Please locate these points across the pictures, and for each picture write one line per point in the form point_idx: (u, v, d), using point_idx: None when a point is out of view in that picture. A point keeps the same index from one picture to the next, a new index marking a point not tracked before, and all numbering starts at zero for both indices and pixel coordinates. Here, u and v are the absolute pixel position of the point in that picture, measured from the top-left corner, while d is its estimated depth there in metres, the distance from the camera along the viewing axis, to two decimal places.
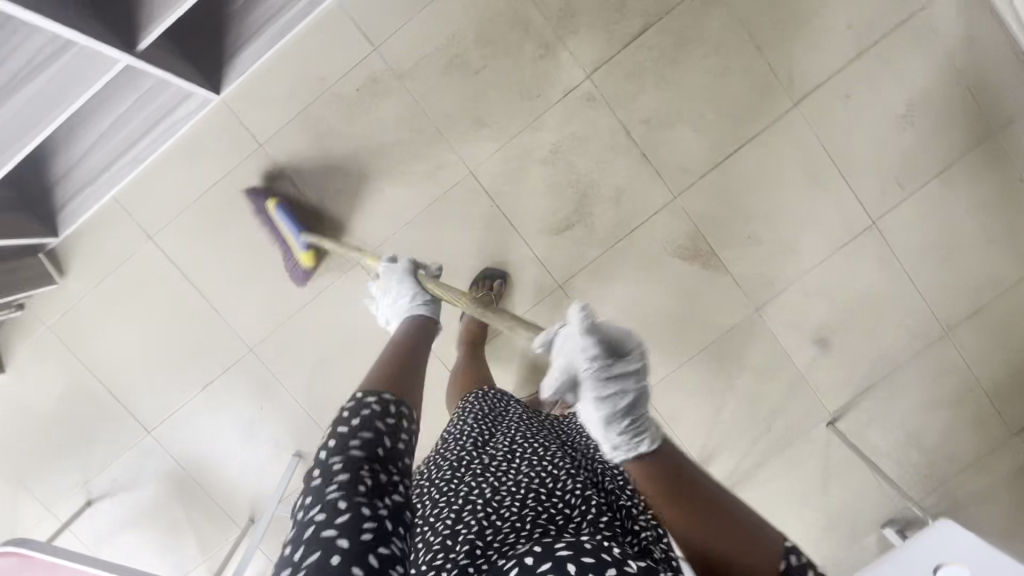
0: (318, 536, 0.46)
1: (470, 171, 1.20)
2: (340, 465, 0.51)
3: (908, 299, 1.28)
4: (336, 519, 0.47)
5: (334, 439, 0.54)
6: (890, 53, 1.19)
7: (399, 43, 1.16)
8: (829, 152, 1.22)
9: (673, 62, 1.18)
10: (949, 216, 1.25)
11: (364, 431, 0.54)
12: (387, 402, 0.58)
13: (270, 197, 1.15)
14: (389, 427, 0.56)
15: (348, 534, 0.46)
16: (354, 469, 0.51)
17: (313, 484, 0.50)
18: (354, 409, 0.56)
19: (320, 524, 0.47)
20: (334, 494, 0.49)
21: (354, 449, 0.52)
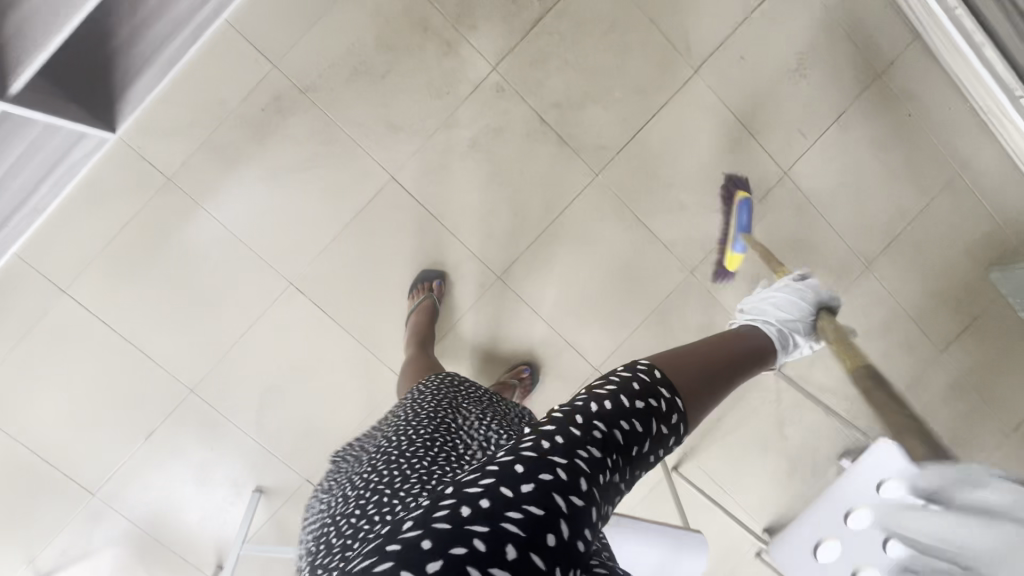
0: (548, 490, 0.43)
1: (392, 176, 1.20)
2: (601, 438, 0.48)
3: (829, 241, 1.35)
4: (575, 490, 0.44)
5: (611, 401, 0.51)
6: (775, 11, 1.25)
7: (298, 57, 1.14)
8: (735, 112, 1.27)
9: (575, 44, 1.21)
10: (852, 157, 1.33)
11: (637, 422, 0.51)
12: (672, 408, 0.55)
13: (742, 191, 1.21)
14: (653, 433, 0.53)
15: (570, 519, 0.43)
16: (609, 453, 0.48)
17: (571, 432, 0.47)
18: (627, 386, 0.53)
19: (551, 475, 0.44)
20: (580, 459, 0.46)
21: (620, 433, 0.49)
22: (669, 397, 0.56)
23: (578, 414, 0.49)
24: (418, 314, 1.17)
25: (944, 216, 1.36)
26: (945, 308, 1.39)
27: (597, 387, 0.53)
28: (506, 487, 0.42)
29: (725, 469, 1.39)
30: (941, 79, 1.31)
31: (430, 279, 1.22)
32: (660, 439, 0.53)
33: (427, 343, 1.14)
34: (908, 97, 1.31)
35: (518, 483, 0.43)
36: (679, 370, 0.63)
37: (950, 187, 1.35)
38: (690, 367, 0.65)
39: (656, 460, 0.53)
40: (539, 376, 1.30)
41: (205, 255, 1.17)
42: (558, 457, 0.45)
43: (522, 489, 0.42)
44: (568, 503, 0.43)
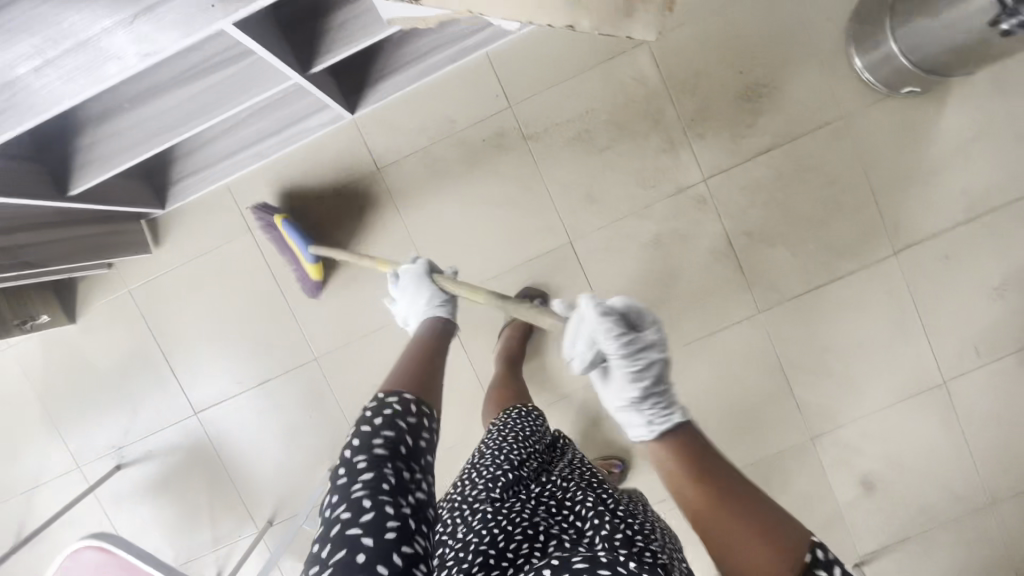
0: (342, 535, 0.52)
1: (570, 241, 1.23)
2: (365, 465, 0.57)
3: (962, 463, 1.28)
4: (361, 519, 0.53)
5: (358, 438, 0.60)
6: (997, 225, 1.22)
7: (534, 106, 1.19)
8: (918, 305, 1.24)
9: (788, 186, 1.21)
10: (1019, 392, 1.26)
11: (386, 430, 0.60)
12: (409, 403, 0.64)
13: (280, 214, 1.13)
14: (410, 425, 0.63)
15: (372, 534, 0.52)
16: (377, 466, 0.57)
17: (341, 484, 0.56)
18: (376, 407, 0.63)
19: (339, 523, 0.53)
20: (355, 493, 0.55)
21: (378, 448, 0.58)
22: (403, 397, 0.65)
23: (341, 467, 0.58)
24: (510, 326, 1.23)
25: None
26: None
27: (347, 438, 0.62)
28: (313, 567, 0.51)
29: None
30: None
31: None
32: (410, 427, 0.63)
33: (513, 356, 1.18)
34: None
35: (320, 555, 0.51)
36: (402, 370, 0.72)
37: None
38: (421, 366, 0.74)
39: (421, 441, 0.63)
40: (626, 474, 1.30)
41: (380, 247, 1.24)
42: (343, 512, 0.53)
43: (334, 553, 0.51)
44: (360, 527, 0.52)
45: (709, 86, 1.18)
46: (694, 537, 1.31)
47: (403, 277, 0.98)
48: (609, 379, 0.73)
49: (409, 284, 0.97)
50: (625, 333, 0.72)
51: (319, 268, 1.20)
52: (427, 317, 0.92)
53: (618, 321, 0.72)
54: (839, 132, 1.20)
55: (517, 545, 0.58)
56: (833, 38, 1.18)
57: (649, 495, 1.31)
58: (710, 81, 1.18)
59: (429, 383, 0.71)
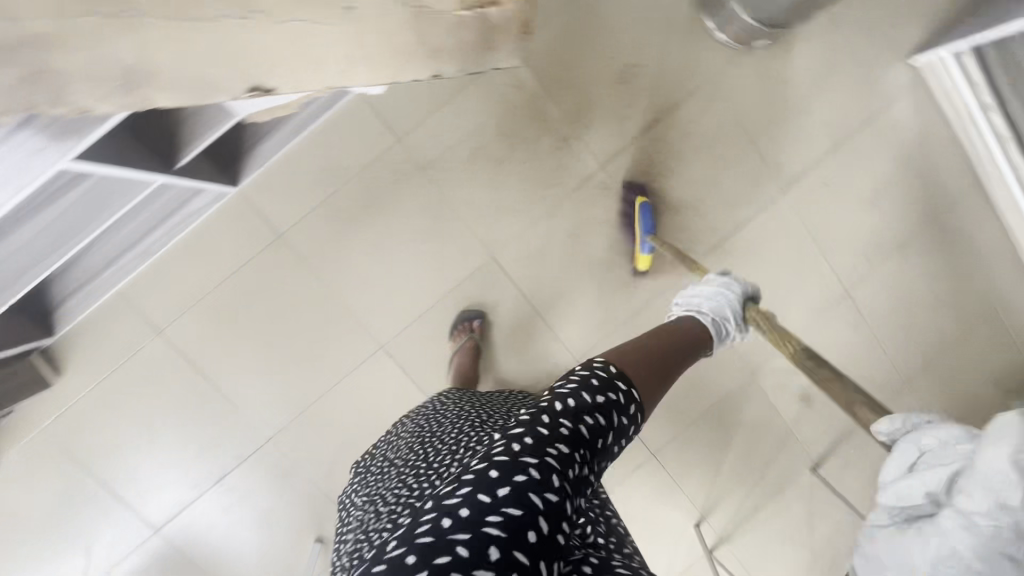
0: (524, 493, 0.44)
1: (492, 255, 1.24)
2: (568, 436, 0.48)
3: (880, 357, 1.44)
4: (548, 493, 0.45)
5: (575, 397, 0.51)
6: (859, 144, 1.35)
7: (422, 135, 1.18)
8: (812, 232, 1.36)
9: (678, 153, 1.28)
10: (908, 284, 1.43)
11: (601, 416, 0.51)
12: (630, 402, 0.55)
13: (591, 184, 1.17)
14: (616, 425, 0.53)
15: (549, 518, 0.44)
16: (577, 450, 0.48)
17: (537, 432, 0.48)
18: (602, 383, 0.54)
19: (526, 477, 0.45)
20: (550, 458, 0.46)
21: (586, 426, 0.50)
22: (625, 391, 0.55)
23: (542, 415, 0.50)
24: (461, 356, 1.19)
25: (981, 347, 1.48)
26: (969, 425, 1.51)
27: (556, 390, 0.52)
28: (484, 493, 0.44)
29: (756, 557, 1.47)
30: (995, 223, 1.42)
31: (470, 319, 1.23)
32: (618, 429, 0.53)
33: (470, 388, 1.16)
34: (964, 237, 1.42)
35: (495, 489, 0.44)
36: (625, 357, 0.63)
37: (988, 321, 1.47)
38: (636, 357, 0.63)
39: (615, 446, 0.53)
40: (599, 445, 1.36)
41: (304, 311, 1.20)
42: (529, 457, 0.46)
43: (498, 493, 0.44)
44: (545, 500, 0.44)
45: (585, 76, 1.22)
46: (673, 490, 1.42)
47: (704, 285, 0.84)
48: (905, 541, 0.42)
49: (715, 295, 0.81)
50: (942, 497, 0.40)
51: None
52: (688, 321, 0.78)
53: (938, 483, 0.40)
54: (711, 93, 1.27)
55: None
56: (683, 7, 1.24)
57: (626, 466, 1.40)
58: (584, 72, 1.22)
59: (652, 380, 0.62)
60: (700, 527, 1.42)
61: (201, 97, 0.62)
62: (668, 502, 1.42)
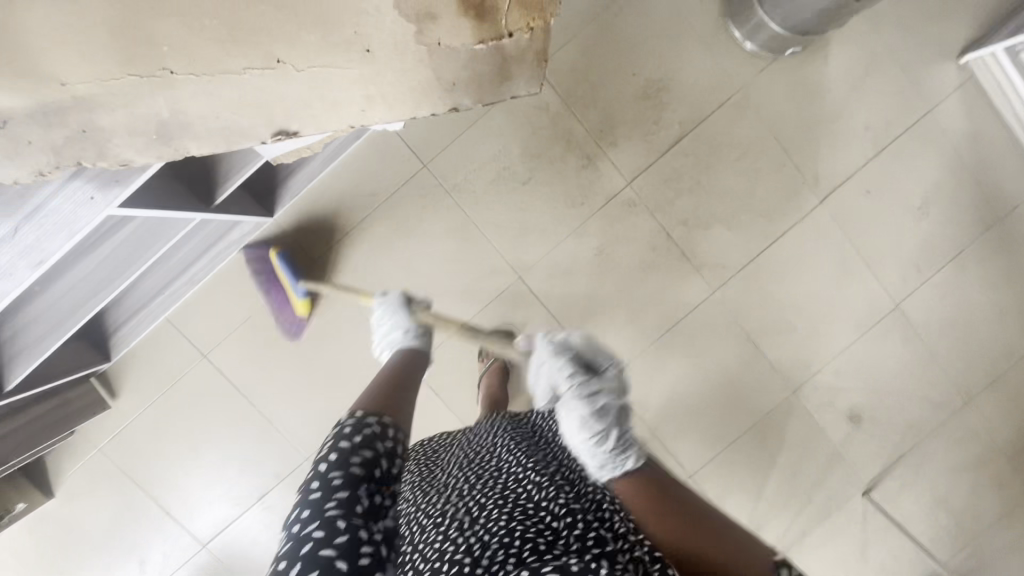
0: (314, 555, 0.57)
1: (519, 276, 1.25)
2: (341, 482, 0.64)
3: (933, 373, 1.36)
4: (334, 540, 0.58)
5: (335, 454, 0.66)
6: (904, 149, 1.28)
7: (447, 160, 1.20)
8: (855, 243, 1.30)
9: (708, 167, 1.25)
10: (966, 295, 1.34)
11: (364, 451, 0.68)
12: (385, 425, 0.73)
13: (275, 246, 1.16)
14: (385, 450, 0.70)
15: (344, 556, 0.57)
16: (352, 488, 0.63)
17: (318, 505, 0.62)
18: (353, 425, 0.70)
19: (313, 542, 0.58)
20: (331, 513, 0.60)
21: (354, 469, 0.65)
22: (378, 423, 0.72)
23: (313, 482, 0.64)
24: (490, 376, 1.18)
25: None
26: None
27: (324, 453, 0.68)
28: None
29: None
30: None
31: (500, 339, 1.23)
32: (385, 452, 0.70)
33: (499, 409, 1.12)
34: None
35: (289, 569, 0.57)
36: (379, 399, 0.78)
37: None
38: (390, 392, 0.80)
39: (392, 466, 0.70)
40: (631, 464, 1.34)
41: (340, 334, 1.24)
42: (318, 532, 0.59)
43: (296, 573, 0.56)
44: (334, 548, 0.57)
45: (608, 92, 1.21)
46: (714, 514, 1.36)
47: (380, 308, 1.04)
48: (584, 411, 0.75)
49: (390, 318, 1.02)
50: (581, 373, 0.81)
51: (309, 303, 1.18)
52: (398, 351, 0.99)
53: (575, 363, 0.83)
54: (740, 104, 1.24)
55: (491, 553, 0.57)
56: (709, 18, 1.21)
57: None
58: (607, 89, 1.21)
59: (398, 402, 0.78)
60: None
61: (228, 141, 0.65)
62: None
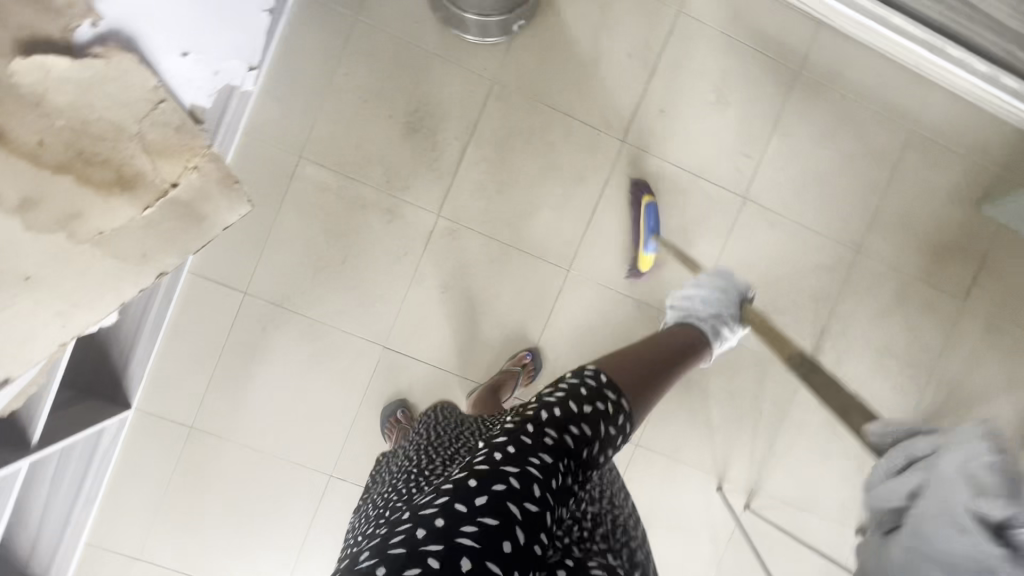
0: (502, 502, 0.51)
1: (384, 346, 1.25)
2: (551, 443, 0.56)
3: (813, 241, 1.34)
4: (527, 501, 0.52)
5: (560, 411, 0.59)
6: (676, 57, 1.27)
7: (264, 278, 1.21)
8: (676, 163, 1.29)
9: (504, 163, 1.25)
10: (805, 157, 1.32)
11: (587, 426, 0.59)
12: (618, 410, 0.64)
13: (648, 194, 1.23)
14: (602, 435, 0.61)
15: (524, 527, 0.50)
16: (559, 461, 0.55)
17: (522, 444, 0.55)
18: (594, 393, 0.63)
19: (503, 487, 0.51)
20: (530, 467, 0.53)
21: (571, 438, 0.57)
22: (613, 399, 0.64)
23: (527, 424, 0.57)
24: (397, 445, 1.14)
25: (915, 175, 1.35)
26: (950, 256, 1.37)
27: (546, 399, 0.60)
28: (461, 504, 0.50)
29: (797, 489, 1.37)
30: (859, 52, 1.30)
31: (394, 411, 1.23)
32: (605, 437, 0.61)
33: None
34: (837, 82, 1.31)
35: (472, 499, 0.50)
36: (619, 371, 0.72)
37: (910, 146, 1.34)
38: (629, 366, 0.75)
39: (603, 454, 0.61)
40: None
41: (250, 477, 1.24)
42: (510, 470, 0.53)
43: (474, 503, 0.50)
44: (522, 509, 0.51)
45: (376, 146, 1.22)
46: (677, 468, 1.35)
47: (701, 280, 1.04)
48: (957, 498, 0.37)
49: (706, 292, 1.01)
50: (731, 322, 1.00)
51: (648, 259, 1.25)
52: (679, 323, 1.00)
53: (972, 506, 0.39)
54: (504, 93, 1.24)
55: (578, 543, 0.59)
56: (434, 33, 1.21)
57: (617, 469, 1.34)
58: (374, 143, 1.22)
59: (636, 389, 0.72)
60: (722, 489, 1.35)
61: None
62: (679, 482, 1.35)
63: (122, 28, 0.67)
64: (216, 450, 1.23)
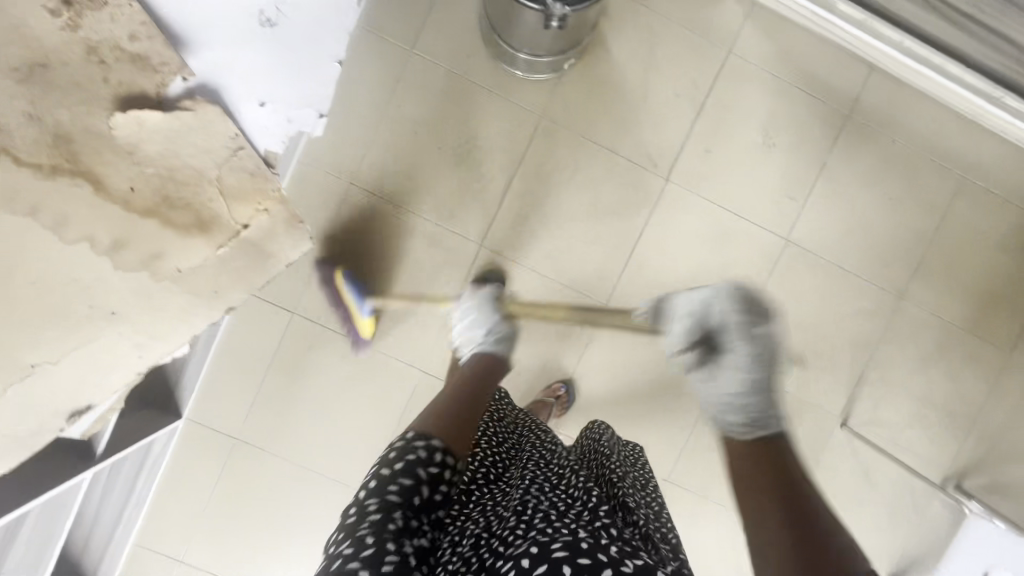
0: (342, 568, 0.59)
1: (422, 370, 1.29)
2: (376, 508, 0.65)
3: (855, 286, 1.32)
4: (361, 552, 0.60)
5: (374, 481, 0.68)
6: (723, 96, 1.27)
7: (311, 299, 1.26)
8: (719, 202, 1.29)
9: (548, 197, 1.27)
10: (850, 200, 1.31)
11: (403, 478, 0.67)
12: (433, 449, 0.70)
13: (340, 269, 1.20)
14: (429, 475, 0.69)
15: (370, 565, 0.59)
16: (385, 512, 0.64)
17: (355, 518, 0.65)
18: (401, 452, 0.70)
19: (340, 559, 0.61)
20: (362, 531, 0.63)
21: (392, 494, 0.66)
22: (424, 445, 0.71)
23: (352, 507, 0.66)
24: None
25: (964, 224, 1.33)
26: (996, 307, 1.34)
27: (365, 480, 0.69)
28: None
29: None
30: (910, 98, 1.29)
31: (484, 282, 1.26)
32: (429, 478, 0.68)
33: None
34: (886, 126, 1.30)
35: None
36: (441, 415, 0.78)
37: (960, 194, 1.32)
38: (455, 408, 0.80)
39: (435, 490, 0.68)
40: None
41: (288, 490, 1.29)
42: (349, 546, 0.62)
43: None
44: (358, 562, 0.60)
45: (424, 176, 1.25)
46: (704, 505, 1.35)
47: (468, 308, 1.10)
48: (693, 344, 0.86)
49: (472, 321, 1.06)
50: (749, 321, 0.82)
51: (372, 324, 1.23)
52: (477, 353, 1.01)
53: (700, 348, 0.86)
54: (551, 128, 1.26)
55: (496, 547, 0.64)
56: (486, 68, 1.24)
57: None
58: (421, 173, 1.25)
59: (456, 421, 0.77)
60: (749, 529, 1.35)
61: (28, 445, 0.70)
62: (705, 519, 1.36)
63: (209, 83, 0.71)
64: (257, 462, 1.28)
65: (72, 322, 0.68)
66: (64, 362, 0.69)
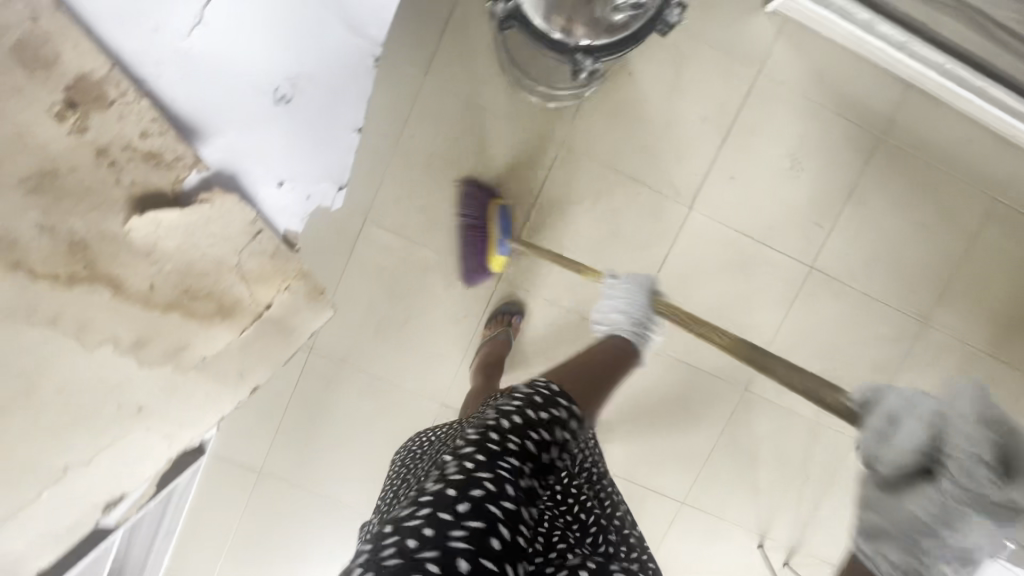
0: (484, 506, 0.52)
1: (442, 402, 1.29)
2: (516, 447, 0.57)
3: (878, 312, 1.30)
4: (502, 499, 0.53)
5: (518, 417, 0.60)
6: (751, 119, 1.22)
7: (329, 335, 1.25)
8: (743, 230, 1.26)
9: (567, 228, 1.23)
10: (878, 226, 1.27)
11: (545, 430, 0.60)
12: (571, 415, 0.64)
13: (498, 199, 1.17)
14: (558, 439, 0.62)
15: (507, 524, 0.53)
16: (524, 462, 0.57)
17: (490, 450, 0.56)
18: (547, 401, 0.63)
19: (481, 491, 0.53)
20: (503, 471, 0.55)
21: (532, 442, 0.59)
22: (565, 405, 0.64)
23: (490, 433, 0.58)
24: (491, 343, 1.19)
25: (993, 248, 1.29)
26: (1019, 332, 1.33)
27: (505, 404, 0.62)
28: (445, 513, 0.51)
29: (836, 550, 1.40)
30: (946, 119, 1.24)
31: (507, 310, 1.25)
32: (561, 442, 0.62)
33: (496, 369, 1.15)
34: (919, 149, 1.24)
35: (456, 507, 0.51)
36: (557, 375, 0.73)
37: (991, 219, 1.28)
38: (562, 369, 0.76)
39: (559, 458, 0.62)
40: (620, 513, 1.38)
41: (312, 517, 1.32)
42: (484, 475, 0.54)
43: (459, 510, 0.51)
44: (501, 508, 0.53)
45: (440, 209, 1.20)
46: (720, 524, 1.38)
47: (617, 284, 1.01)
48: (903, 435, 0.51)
49: (628, 300, 0.98)
50: (998, 478, 0.45)
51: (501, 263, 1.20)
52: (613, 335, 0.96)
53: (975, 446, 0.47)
54: (571, 156, 1.21)
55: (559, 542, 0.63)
56: (503, 94, 1.18)
57: (661, 522, 1.38)
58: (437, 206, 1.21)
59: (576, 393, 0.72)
60: (763, 547, 1.38)
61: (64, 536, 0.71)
62: (720, 538, 1.39)
63: (226, 169, 0.68)
64: (282, 491, 1.30)
65: (98, 423, 0.67)
66: (95, 461, 0.68)
